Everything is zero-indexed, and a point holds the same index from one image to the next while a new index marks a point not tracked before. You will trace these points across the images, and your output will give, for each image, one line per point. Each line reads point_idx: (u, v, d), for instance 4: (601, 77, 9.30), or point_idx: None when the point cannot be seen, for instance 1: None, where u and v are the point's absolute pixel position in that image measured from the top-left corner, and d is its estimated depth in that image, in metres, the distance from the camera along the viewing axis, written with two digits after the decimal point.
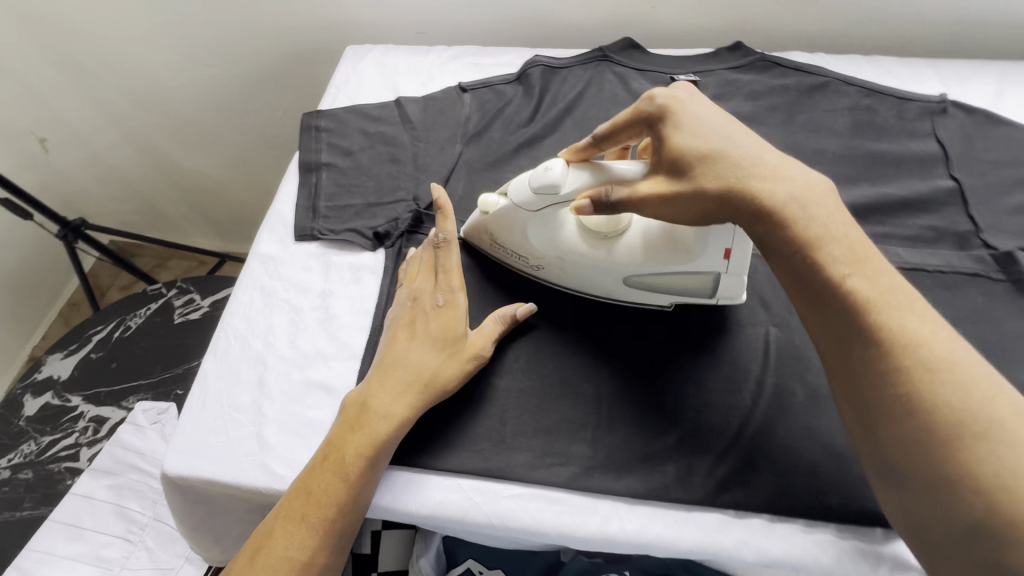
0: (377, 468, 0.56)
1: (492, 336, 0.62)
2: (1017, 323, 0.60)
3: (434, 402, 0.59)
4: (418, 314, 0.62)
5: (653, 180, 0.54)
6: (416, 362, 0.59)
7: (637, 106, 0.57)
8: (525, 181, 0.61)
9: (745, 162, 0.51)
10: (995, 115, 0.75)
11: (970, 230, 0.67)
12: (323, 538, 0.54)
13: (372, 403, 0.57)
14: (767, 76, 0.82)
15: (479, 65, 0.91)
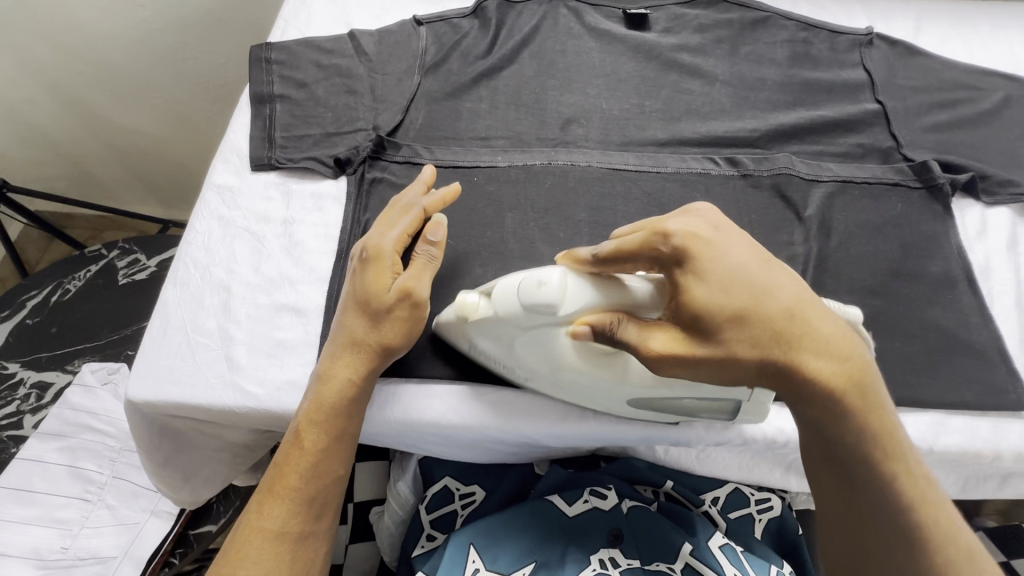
0: (348, 417, 0.55)
1: (424, 275, 0.57)
2: (930, 224, 0.67)
3: (376, 364, 0.56)
4: (351, 278, 0.59)
5: (667, 332, 0.47)
6: (350, 325, 0.56)
7: (648, 236, 0.49)
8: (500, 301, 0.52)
9: (786, 325, 0.45)
10: (913, 47, 0.82)
11: (891, 146, 0.73)
12: (314, 486, 0.55)
13: (328, 372, 0.55)
14: (713, 11, 0.86)
15: (434, 0, 0.90)
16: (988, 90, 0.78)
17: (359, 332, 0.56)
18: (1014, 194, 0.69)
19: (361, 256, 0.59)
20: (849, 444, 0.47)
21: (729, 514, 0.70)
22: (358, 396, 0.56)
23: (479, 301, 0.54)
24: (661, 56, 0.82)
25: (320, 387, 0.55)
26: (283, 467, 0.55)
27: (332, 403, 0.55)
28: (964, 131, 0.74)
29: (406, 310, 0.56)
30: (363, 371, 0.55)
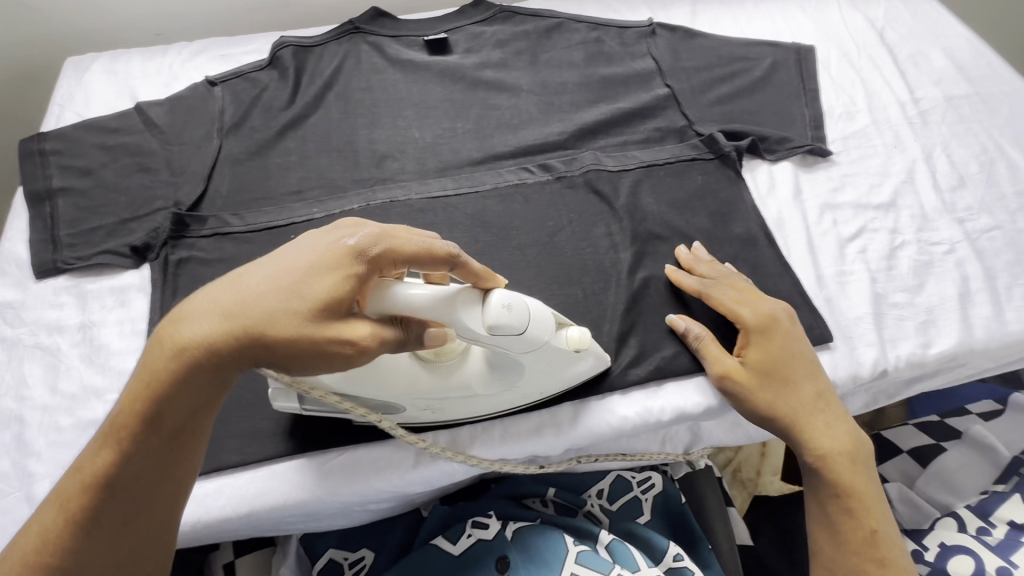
0: (177, 411, 0.44)
1: (384, 341, 0.45)
2: (728, 190, 0.73)
3: (252, 356, 0.43)
4: (312, 247, 0.45)
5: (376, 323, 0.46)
6: (265, 287, 0.43)
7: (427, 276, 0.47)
8: (528, 340, 0.51)
9: (780, 395, 0.59)
10: (691, 30, 0.90)
11: (685, 125, 0.79)
12: (121, 496, 0.44)
13: (175, 357, 0.43)
14: (509, 25, 0.89)
15: (227, 57, 0.86)
16: (757, 59, 0.86)
17: (258, 309, 0.43)
18: (790, 149, 0.76)
19: (327, 236, 0.46)
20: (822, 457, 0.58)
21: (616, 501, 0.73)
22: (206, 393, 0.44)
23: (499, 313, 0.48)
24: (465, 77, 0.83)
25: (168, 373, 0.43)
26: (91, 459, 0.44)
27: (169, 395, 0.43)
28: (743, 100, 0.82)
29: (329, 353, 0.43)
30: (221, 366, 0.43)
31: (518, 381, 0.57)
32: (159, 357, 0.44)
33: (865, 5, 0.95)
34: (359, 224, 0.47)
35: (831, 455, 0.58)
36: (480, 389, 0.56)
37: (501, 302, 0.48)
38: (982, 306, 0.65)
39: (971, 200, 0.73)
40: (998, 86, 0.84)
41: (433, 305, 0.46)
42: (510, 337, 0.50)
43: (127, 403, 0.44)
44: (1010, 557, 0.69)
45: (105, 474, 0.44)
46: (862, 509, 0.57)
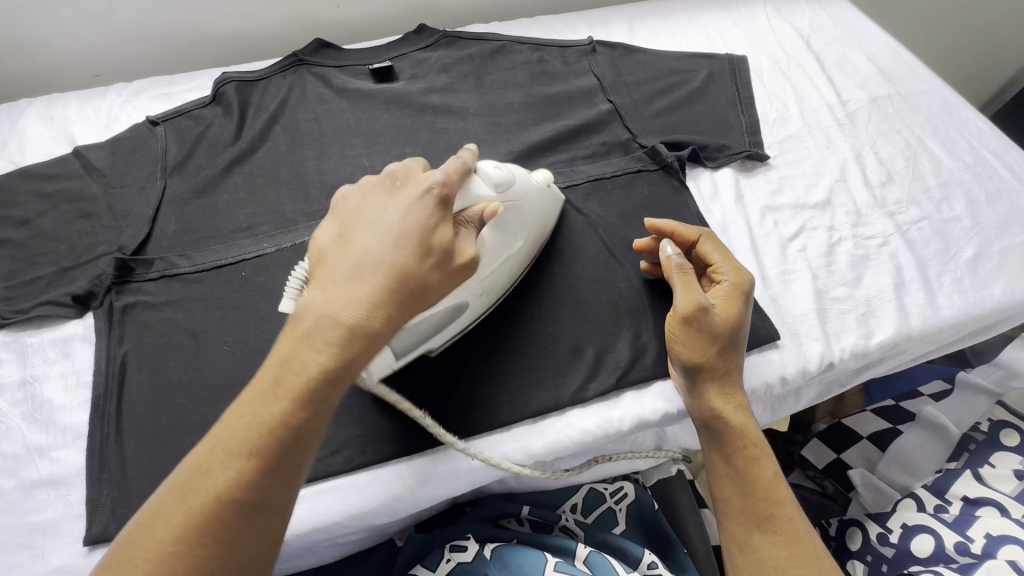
0: (346, 366, 0.44)
1: (476, 239, 0.51)
2: (673, 199, 0.75)
3: (409, 300, 0.46)
4: (402, 203, 0.47)
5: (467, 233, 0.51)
6: (392, 239, 0.46)
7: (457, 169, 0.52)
8: (517, 186, 0.60)
9: (726, 343, 0.60)
10: (630, 46, 0.93)
11: (629, 137, 0.81)
12: (309, 443, 0.43)
13: (358, 312, 0.44)
14: (453, 49, 0.91)
15: (169, 95, 0.85)
16: (694, 71, 0.90)
17: (406, 261, 0.45)
18: (730, 155, 0.79)
19: (411, 183, 0.49)
20: (741, 413, 0.60)
21: (591, 514, 0.73)
22: (387, 337, 0.45)
23: (495, 172, 0.56)
24: (412, 102, 0.84)
25: (353, 329, 0.43)
26: (266, 416, 0.42)
27: (355, 347, 0.44)
28: (682, 111, 0.85)
29: (463, 268, 0.48)
30: (394, 313, 0.45)
31: (521, 231, 0.63)
32: (304, 322, 0.44)
33: (791, 15, 1.00)
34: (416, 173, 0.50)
35: (744, 412, 0.60)
36: (512, 246, 0.63)
37: (491, 165, 0.57)
38: (916, 294, 0.69)
39: (900, 194, 0.77)
40: (917, 85, 0.89)
41: (465, 192, 0.53)
42: (507, 189, 0.58)
43: (306, 360, 0.43)
44: (965, 532, 0.72)
45: (288, 426, 0.42)
46: (769, 481, 0.58)
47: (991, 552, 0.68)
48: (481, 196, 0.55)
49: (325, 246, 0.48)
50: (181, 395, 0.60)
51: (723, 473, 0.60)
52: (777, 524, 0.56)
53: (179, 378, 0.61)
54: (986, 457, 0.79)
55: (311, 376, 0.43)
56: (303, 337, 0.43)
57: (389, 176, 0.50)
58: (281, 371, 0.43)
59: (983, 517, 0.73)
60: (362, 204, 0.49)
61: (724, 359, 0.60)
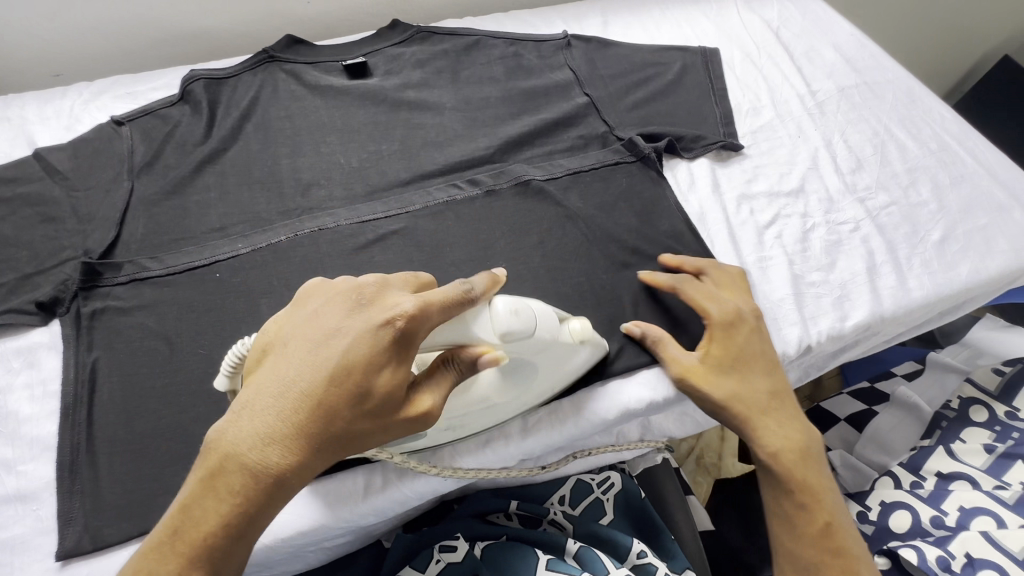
0: (252, 522, 0.43)
1: (442, 393, 0.47)
2: (652, 190, 0.76)
3: (336, 448, 0.43)
4: (355, 335, 0.43)
5: (437, 385, 0.47)
6: (315, 384, 0.42)
7: (455, 305, 0.47)
8: (537, 338, 0.53)
9: (742, 371, 0.62)
10: (604, 40, 0.93)
11: (606, 130, 0.81)
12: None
13: (273, 463, 0.42)
14: (428, 44, 0.90)
15: (133, 94, 0.82)
16: (668, 64, 0.91)
17: (328, 408, 0.42)
18: (705, 145, 0.80)
19: (376, 307, 0.45)
20: (783, 429, 0.62)
21: (579, 505, 0.73)
22: (298, 486, 0.43)
23: (509, 319, 0.50)
24: (387, 98, 0.83)
25: (262, 482, 0.41)
26: (162, 573, 0.41)
27: (263, 496, 0.42)
28: (658, 103, 0.86)
29: (410, 423, 0.45)
30: (316, 456, 0.43)
31: (531, 383, 0.58)
32: (222, 465, 0.42)
33: (761, 8, 1.02)
34: (385, 297, 0.45)
35: (790, 432, 0.62)
36: (495, 398, 0.56)
37: (509, 306, 0.50)
38: (888, 277, 0.70)
39: (869, 180, 0.79)
40: (883, 75, 0.92)
41: (456, 329, 0.48)
42: (519, 340, 0.51)
43: (209, 511, 0.42)
44: (939, 506, 0.74)
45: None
46: (800, 473, 0.60)
47: (965, 524, 0.71)
48: (480, 336, 0.49)
49: (266, 353, 0.45)
50: (155, 402, 0.58)
51: (771, 491, 0.62)
52: (831, 538, 0.59)
53: (153, 384, 0.59)
54: (957, 433, 0.81)
55: (214, 528, 0.42)
56: (211, 482, 0.42)
57: (358, 287, 0.46)
58: (187, 522, 0.42)
59: (956, 490, 0.75)
60: (313, 316, 0.45)
61: (749, 384, 0.63)
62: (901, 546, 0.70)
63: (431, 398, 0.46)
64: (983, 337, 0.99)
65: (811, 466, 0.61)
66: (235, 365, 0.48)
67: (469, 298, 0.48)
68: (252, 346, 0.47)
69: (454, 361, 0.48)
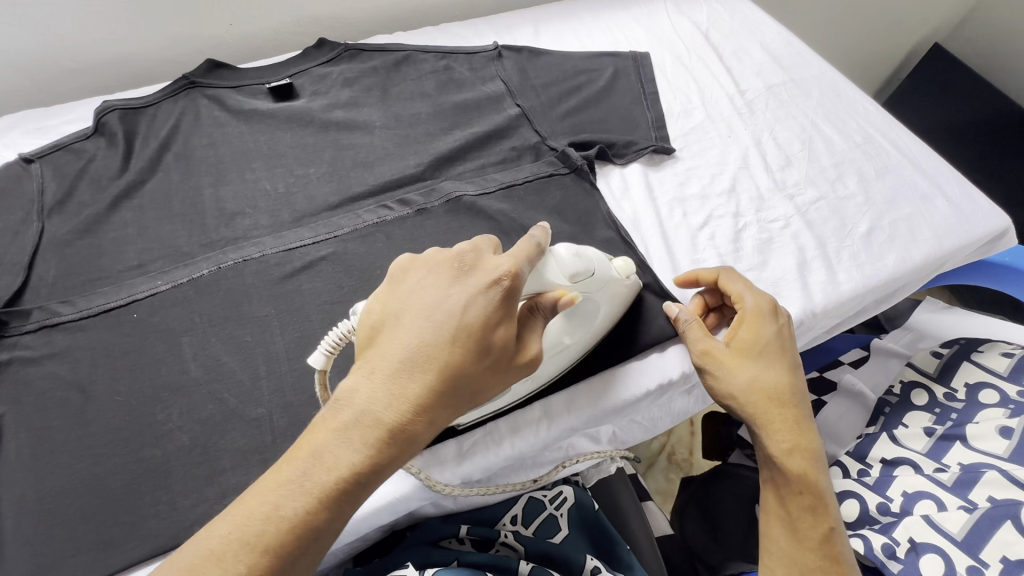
0: (374, 476, 0.44)
1: (542, 333, 0.51)
2: (586, 199, 0.75)
3: (451, 406, 0.46)
4: (467, 299, 0.46)
5: (535, 330, 0.50)
6: (438, 344, 0.45)
7: (531, 254, 0.51)
8: (599, 280, 0.59)
9: (768, 364, 0.61)
10: (536, 49, 0.93)
11: (538, 141, 0.81)
12: (332, 534, 0.44)
13: (402, 416, 0.44)
14: (356, 62, 0.88)
15: (45, 129, 0.79)
16: (600, 70, 0.91)
17: (451, 374, 0.45)
18: (637, 150, 0.80)
19: (478, 270, 0.48)
20: (797, 432, 0.59)
21: (532, 524, 0.72)
22: (421, 438, 0.46)
23: (572, 261, 0.56)
24: (314, 120, 0.81)
25: (394, 432, 0.44)
26: (289, 510, 0.42)
27: (396, 449, 0.45)
28: (590, 110, 0.86)
29: (521, 367, 0.48)
30: (436, 415, 0.46)
31: (586, 330, 0.62)
32: (352, 422, 0.44)
33: (690, 11, 1.03)
34: (484, 261, 0.48)
35: (804, 437, 0.59)
36: (566, 340, 0.60)
37: (570, 251, 0.57)
38: (818, 271, 0.71)
39: (798, 176, 0.80)
40: (809, 71, 0.94)
41: (539, 276, 0.54)
42: (584, 280, 0.58)
43: (341, 456, 0.43)
44: (885, 492, 0.75)
45: (310, 523, 0.42)
46: (814, 474, 0.58)
47: (909, 509, 0.72)
48: (554, 282, 0.55)
49: (378, 323, 0.47)
50: (68, 457, 0.55)
51: (772, 495, 0.60)
52: (830, 547, 0.56)
53: (66, 437, 0.56)
54: (900, 416, 0.83)
55: (343, 474, 0.43)
56: (345, 431, 0.44)
57: (457, 257, 0.48)
58: (317, 467, 0.43)
59: (901, 475, 0.76)
60: (419, 288, 0.47)
61: (772, 379, 0.60)
62: (850, 535, 0.72)
63: (532, 341, 0.50)
64: (926, 319, 1.02)
65: (822, 475, 0.58)
66: (332, 348, 0.49)
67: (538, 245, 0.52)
68: (359, 321, 0.48)
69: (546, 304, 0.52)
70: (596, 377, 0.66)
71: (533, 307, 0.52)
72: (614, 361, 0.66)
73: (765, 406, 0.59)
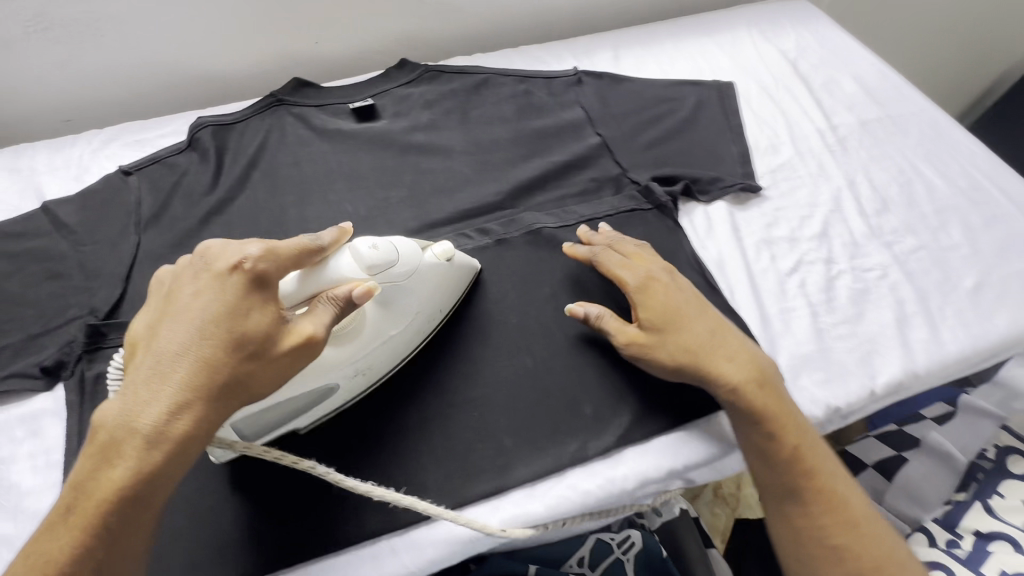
0: (152, 481, 0.43)
1: (326, 321, 0.49)
2: (669, 238, 0.73)
3: (222, 399, 0.45)
4: (214, 296, 0.45)
5: (316, 319, 0.48)
6: (182, 344, 0.44)
7: (301, 253, 0.49)
8: (400, 272, 0.55)
9: (732, 352, 0.59)
10: (617, 76, 0.91)
11: (619, 173, 0.80)
12: (127, 551, 0.44)
13: (158, 416, 0.42)
14: (437, 84, 0.88)
15: (142, 142, 0.82)
16: (682, 99, 0.88)
17: (208, 364, 0.44)
18: (724, 187, 0.77)
19: (217, 262, 0.47)
20: (784, 413, 0.57)
21: (598, 567, 0.71)
22: (194, 437, 0.44)
23: (369, 253, 0.52)
24: (395, 142, 0.82)
25: (156, 435, 0.42)
26: (60, 548, 0.42)
27: (165, 450, 0.42)
28: (672, 142, 0.84)
29: (298, 354, 0.47)
30: (206, 411, 0.44)
31: (404, 321, 0.59)
32: (114, 435, 0.43)
33: (777, 38, 1.00)
34: (223, 254, 0.47)
35: (788, 416, 0.58)
36: (389, 333, 0.58)
37: (368, 243, 0.53)
38: (920, 329, 0.67)
39: (896, 222, 0.76)
40: (906, 107, 0.89)
41: (318, 271, 0.50)
42: (384, 273, 0.54)
43: (103, 476, 0.42)
44: (979, 568, 0.71)
45: (96, 544, 0.42)
46: (778, 407, 0.57)
47: None
48: (348, 275, 0.52)
49: (138, 340, 0.46)
50: None
51: (776, 487, 0.57)
52: (847, 515, 0.56)
53: None
54: (995, 487, 0.78)
55: (114, 490, 0.42)
56: (99, 454, 0.42)
57: (197, 258, 0.48)
58: (88, 484, 0.42)
59: (998, 552, 0.71)
60: (176, 291, 0.47)
61: (743, 367, 0.58)
62: None
63: (320, 332, 0.48)
64: None
65: (813, 446, 0.58)
66: None
67: (313, 245, 0.50)
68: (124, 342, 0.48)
69: (332, 300, 0.50)
70: (683, 429, 0.61)
71: (320, 303, 0.49)
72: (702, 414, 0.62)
73: (748, 397, 0.57)
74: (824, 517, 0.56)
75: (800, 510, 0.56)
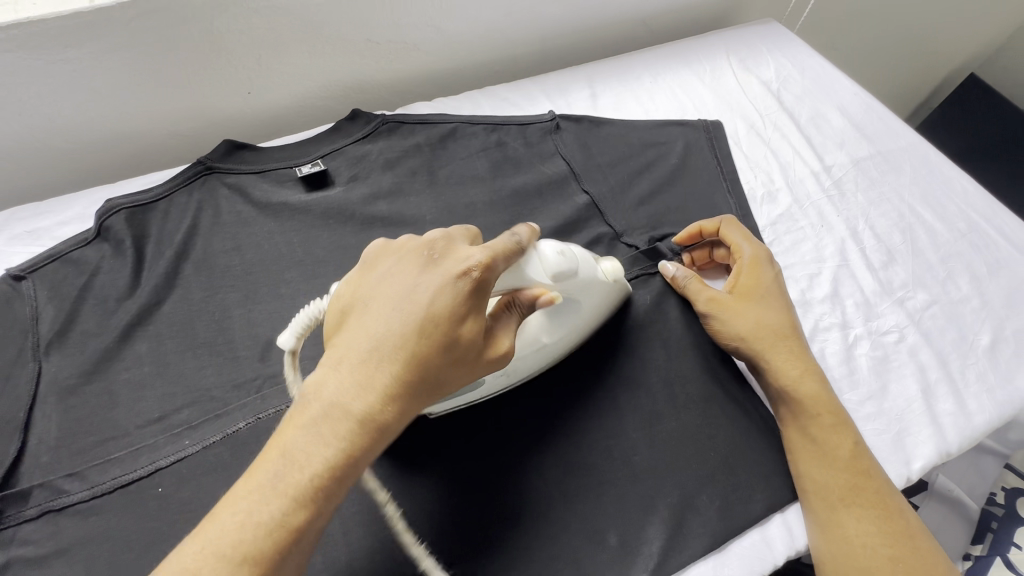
0: (358, 466, 0.40)
1: (515, 331, 0.46)
2: (675, 315, 0.67)
3: (428, 395, 0.42)
4: (441, 288, 0.41)
5: (507, 326, 0.46)
6: (403, 328, 0.40)
7: (508, 254, 0.46)
8: (580, 279, 0.54)
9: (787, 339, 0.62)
10: (595, 118, 0.82)
11: (613, 238, 0.72)
12: (312, 533, 0.39)
13: (371, 404, 0.40)
14: (395, 138, 0.76)
15: (35, 232, 0.66)
16: (669, 143, 0.80)
17: (424, 359, 0.40)
18: None
19: (447, 259, 0.43)
20: (823, 411, 0.58)
21: None
22: (397, 429, 0.41)
23: (558, 259, 0.51)
24: (354, 215, 0.70)
25: (365, 422, 0.39)
26: (262, 516, 0.37)
27: (370, 440, 0.40)
28: (666, 196, 0.76)
29: (495, 362, 0.44)
30: (410, 405, 0.41)
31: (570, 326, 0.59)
32: (337, 411, 0.39)
33: (757, 67, 0.93)
34: (450, 248, 0.43)
35: (837, 418, 0.58)
36: (544, 339, 0.57)
37: (556, 249, 0.51)
38: (945, 400, 0.64)
39: (905, 275, 0.72)
40: (897, 141, 0.85)
41: (515, 272, 0.48)
42: (566, 280, 0.53)
43: (313, 453, 0.39)
44: None
45: (290, 527, 0.37)
46: (825, 403, 0.58)
47: None
48: (537, 278, 0.50)
49: (348, 311, 0.43)
50: None
51: (817, 488, 0.56)
52: (893, 525, 0.53)
53: None
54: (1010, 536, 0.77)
55: (320, 471, 0.38)
56: (314, 428, 0.39)
57: (427, 244, 0.44)
58: (295, 459, 0.39)
59: None
60: (391, 273, 0.43)
61: (793, 354, 0.61)
62: None
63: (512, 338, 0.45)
64: None
65: (859, 451, 0.57)
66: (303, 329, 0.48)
67: (519, 249, 0.47)
68: (330, 310, 0.45)
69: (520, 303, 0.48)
70: (718, 552, 0.56)
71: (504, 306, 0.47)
72: (737, 532, 0.57)
73: (798, 387, 0.59)
74: (866, 520, 0.53)
75: (842, 518, 0.54)
